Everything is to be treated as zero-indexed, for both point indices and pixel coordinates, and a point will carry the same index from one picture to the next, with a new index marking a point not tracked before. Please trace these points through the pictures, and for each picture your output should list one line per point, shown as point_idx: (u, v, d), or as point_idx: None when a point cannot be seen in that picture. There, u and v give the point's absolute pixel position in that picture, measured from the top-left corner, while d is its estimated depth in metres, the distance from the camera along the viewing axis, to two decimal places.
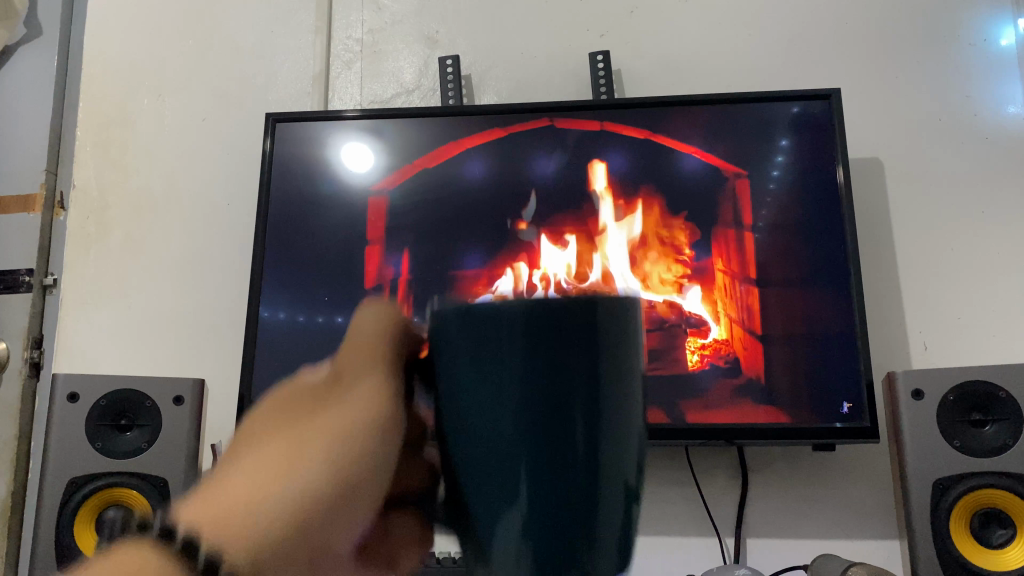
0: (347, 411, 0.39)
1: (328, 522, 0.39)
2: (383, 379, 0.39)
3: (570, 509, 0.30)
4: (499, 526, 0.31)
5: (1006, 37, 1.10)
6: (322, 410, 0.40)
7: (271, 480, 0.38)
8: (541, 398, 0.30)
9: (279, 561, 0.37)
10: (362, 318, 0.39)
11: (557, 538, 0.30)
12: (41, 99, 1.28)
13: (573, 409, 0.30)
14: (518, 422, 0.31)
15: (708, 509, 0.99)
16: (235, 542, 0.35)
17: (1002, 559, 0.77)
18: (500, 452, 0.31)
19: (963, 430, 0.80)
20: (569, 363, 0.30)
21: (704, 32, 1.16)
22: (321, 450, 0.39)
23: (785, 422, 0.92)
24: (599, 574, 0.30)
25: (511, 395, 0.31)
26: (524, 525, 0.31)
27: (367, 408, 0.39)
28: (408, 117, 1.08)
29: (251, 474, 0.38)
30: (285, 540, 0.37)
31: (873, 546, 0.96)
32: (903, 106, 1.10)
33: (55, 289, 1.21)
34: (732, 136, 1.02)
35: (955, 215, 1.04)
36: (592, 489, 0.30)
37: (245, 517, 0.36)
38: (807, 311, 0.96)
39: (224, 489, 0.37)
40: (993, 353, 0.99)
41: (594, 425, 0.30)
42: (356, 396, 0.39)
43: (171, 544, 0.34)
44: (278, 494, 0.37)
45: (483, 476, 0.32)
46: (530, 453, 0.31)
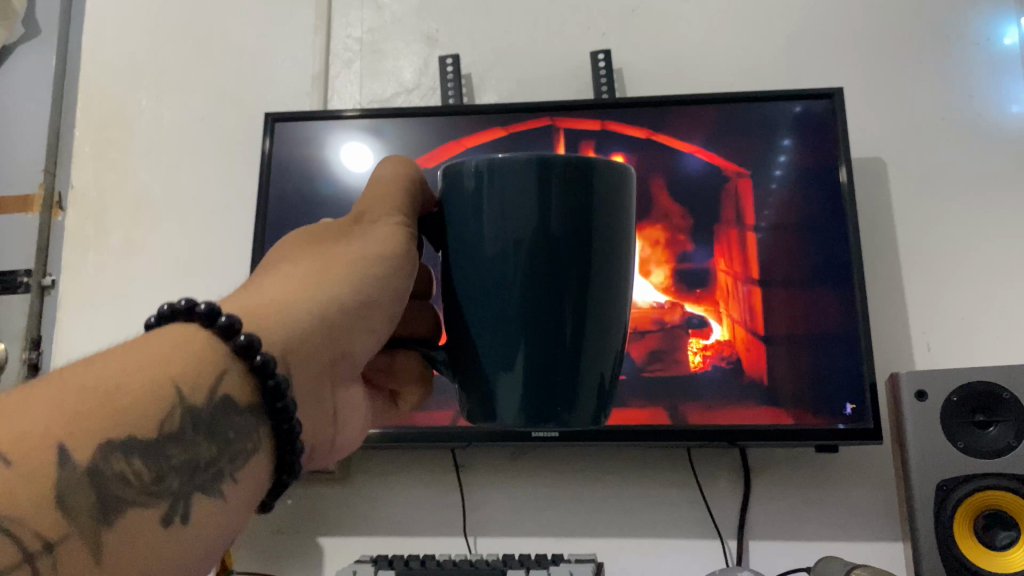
0: (368, 241, 0.48)
1: (365, 314, 0.47)
2: (401, 221, 0.49)
3: (561, 342, 0.42)
4: (502, 370, 0.43)
5: (1009, 36, 1.09)
6: (350, 240, 0.49)
7: (305, 288, 0.45)
8: (542, 254, 0.42)
9: (307, 353, 0.43)
10: (381, 169, 0.51)
11: (550, 369, 0.43)
12: (40, 99, 1.27)
13: (568, 257, 0.42)
14: (521, 269, 0.42)
15: (710, 511, 0.98)
16: (277, 325, 0.42)
17: (1009, 560, 0.76)
18: (504, 298, 0.43)
19: (967, 431, 0.79)
20: (565, 230, 0.42)
21: (705, 31, 1.16)
22: (337, 280, 0.46)
23: (788, 423, 0.92)
24: (576, 420, 0.43)
25: (515, 256, 0.43)
26: (523, 366, 0.43)
27: (385, 240, 0.48)
28: (407, 117, 1.08)
29: (289, 281, 0.45)
30: (326, 332, 0.44)
31: (877, 548, 0.95)
32: (906, 105, 1.09)
33: (54, 289, 1.20)
34: (734, 135, 1.02)
35: (958, 214, 1.04)
36: (576, 347, 0.43)
37: (293, 304, 0.44)
38: (810, 311, 0.95)
39: (264, 290, 0.44)
40: (996, 353, 0.99)
41: (581, 287, 0.42)
42: (376, 231, 0.49)
43: (213, 326, 0.38)
44: (322, 294, 0.45)
45: (491, 324, 0.43)
46: (529, 300, 0.42)
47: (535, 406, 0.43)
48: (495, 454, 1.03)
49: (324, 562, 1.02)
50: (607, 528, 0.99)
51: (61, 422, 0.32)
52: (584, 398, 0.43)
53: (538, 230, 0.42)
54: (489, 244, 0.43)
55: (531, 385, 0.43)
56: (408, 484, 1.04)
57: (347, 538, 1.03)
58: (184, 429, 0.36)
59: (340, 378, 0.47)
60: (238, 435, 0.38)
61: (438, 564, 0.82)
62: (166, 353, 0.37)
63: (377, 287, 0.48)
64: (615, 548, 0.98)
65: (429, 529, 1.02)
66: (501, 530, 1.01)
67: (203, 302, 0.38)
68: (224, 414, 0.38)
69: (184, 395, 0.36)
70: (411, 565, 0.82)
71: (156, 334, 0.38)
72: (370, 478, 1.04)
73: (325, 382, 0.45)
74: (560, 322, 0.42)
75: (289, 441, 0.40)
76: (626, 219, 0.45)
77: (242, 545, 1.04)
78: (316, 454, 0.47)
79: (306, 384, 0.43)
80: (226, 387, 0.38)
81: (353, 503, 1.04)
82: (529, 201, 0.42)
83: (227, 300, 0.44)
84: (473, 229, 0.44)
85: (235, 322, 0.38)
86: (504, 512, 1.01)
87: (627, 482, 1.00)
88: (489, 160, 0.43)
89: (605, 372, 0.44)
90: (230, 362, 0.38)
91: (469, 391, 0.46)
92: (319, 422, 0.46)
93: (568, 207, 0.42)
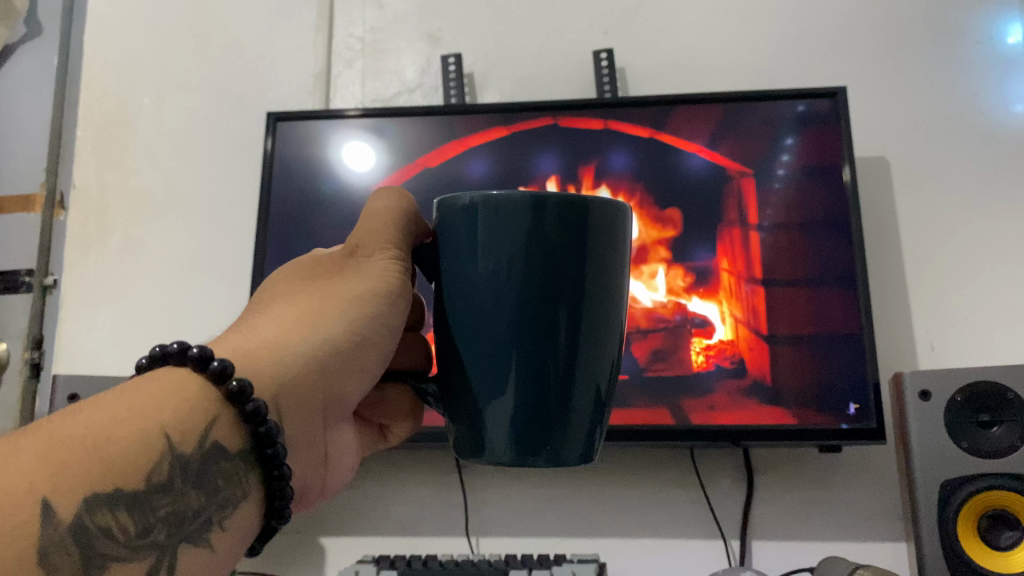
0: (361, 278, 0.49)
1: (357, 357, 0.49)
2: (395, 256, 0.49)
3: (551, 380, 0.42)
4: (493, 403, 0.43)
5: (1013, 35, 1.09)
6: (345, 275, 0.50)
7: (298, 328, 0.47)
8: (537, 279, 0.42)
9: (296, 394, 0.46)
10: (376, 199, 0.50)
11: (538, 406, 0.42)
12: (41, 98, 1.27)
13: (561, 297, 0.42)
14: (515, 294, 0.42)
15: (714, 513, 0.98)
16: (268, 370, 0.45)
17: (1013, 560, 0.76)
18: (496, 334, 0.43)
19: (971, 431, 0.79)
20: (560, 267, 0.42)
21: (708, 29, 1.15)
22: (329, 316, 0.48)
23: (792, 424, 0.92)
24: (570, 447, 0.43)
25: (508, 281, 0.42)
26: (513, 402, 0.43)
27: (379, 277, 0.49)
28: (408, 116, 1.07)
29: (285, 319, 0.47)
30: (317, 373, 0.47)
31: (880, 549, 0.95)
32: (909, 104, 1.09)
33: (55, 289, 1.21)
34: (738, 135, 1.01)
35: (962, 214, 1.03)
36: (570, 373, 0.43)
37: (285, 345, 0.46)
38: (815, 310, 0.95)
39: (259, 330, 0.47)
40: (1000, 353, 0.98)
41: (573, 322, 0.42)
42: (370, 267, 0.49)
43: (206, 370, 0.41)
44: (313, 335, 0.47)
45: (483, 357, 0.43)
46: (520, 337, 0.42)
47: (525, 442, 0.43)
48: None
49: (325, 561, 1.02)
50: (610, 528, 0.99)
51: (47, 474, 0.35)
52: (573, 436, 0.43)
53: (531, 269, 0.42)
54: (483, 279, 0.43)
55: (522, 420, 0.43)
56: (409, 484, 1.04)
57: (349, 538, 1.02)
58: (172, 479, 0.39)
59: (332, 418, 0.50)
60: (226, 483, 0.42)
61: (440, 564, 0.82)
62: (156, 402, 0.40)
63: (370, 328, 0.49)
64: (617, 548, 0.98)
65: (430, 529, 1.02)
66: (503, 530, 1.00)
67: (196, 346, 0.42)
68: (212, 462, 0.41)
69: (173, 444, 0.39)
70: (413, 565, 0.82)
71: (151, 377, 0.41)
72: (372, 478, 1.04)
73: (316, 423, 0.48)
74: (551, 360, 0.42)
75: (278, 487, 0.44)
76: (620, 259, 0.44)
77: None
78: (305, 492, 0.50)
79: (296, 424, 0.46)
80: (216, 434, 0.42)
81: (354, 503, 1.04)
82: (523, 240, 0.42)
83: (223, 342, 0.46)
84: (468, 263, 0.44)
85: (228, 365, 0.41)
86: (505, 512, 1.01)
87: (629, 482, 1.00)
88: (484, 197, 0.43)
89: (594, 413, 0.44)
90: (221, 407, 0.42)
91: (460, 422, 0.45)
92: (308, 459, 0.49)
93: (562, 247, 0.42)
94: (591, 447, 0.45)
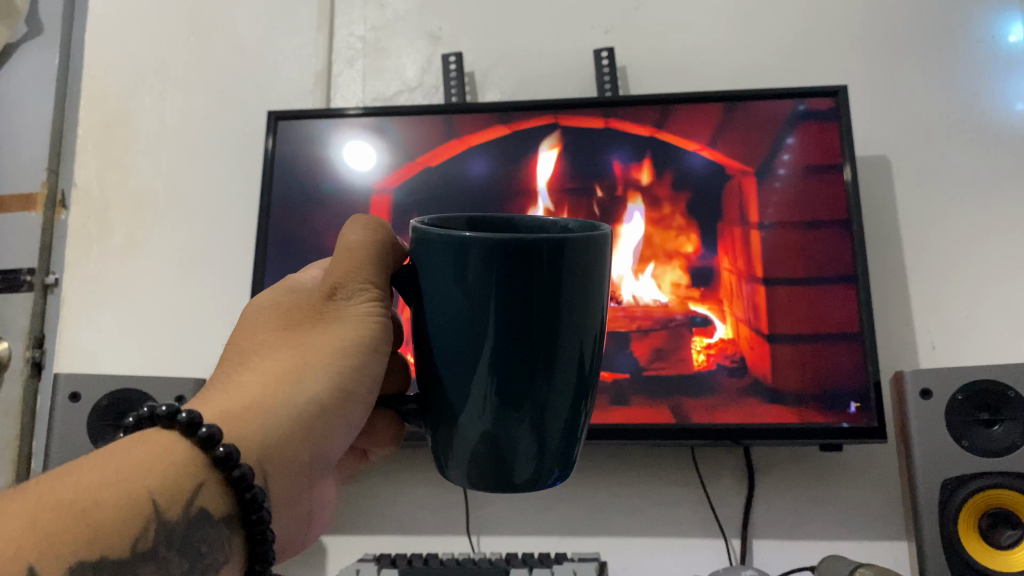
0: (342, 328, 0.50)
1: (340, 410, 0.50)
2: (374, 300, 0.50)
3: (523, 415, 0.42)
4: (469, 418, 0.43)
5: (1014, 33, 1.09)
6: (325, 322, 0.50)
7: (281, 387, 0.48)
8: (509, 297, 0.40)
9: (282, 455, 0.48)
10: (348, 231, 0.50)
11: (510, 437, 0.42)
12: (42, 96, 1.27)
13: (534, 337, 0.41)
14: (488, 312, 0.41)
15: (714, 511, 0.98)
16: (254, 433, 0.46)
17: (1013, 559, 0.76)
18: (469, 371, 0.42)
19: (972, 430, 0.79)
20: (534, 284, 0.40)
21: (708, 28, 1.15)
22: (314, 369, 0.49)
23: (793, 423, 0.92)
24: (549, 450, 0.43)
25: (481, 298, 0.41)
26: (490, 415, 0.42)
27: (361, 324, 0.50)
28: (407, 116, 1.07)
29: (269, 373, 0.48)
30: (301, 432, 0.48)
31: (882, 547, 0.95)
32: (910, 103, 1.09)
33: (56, 289, 1.20)
34: (740, 134, 1.01)
35: (963, 213, 1.03)
36: (547, 383, 0.42)
37: (270, 404, 0.47)
38: (817, 310, 0.94)
39: (242, 388, 0.48)
40: (1000, 352, 0.98)
41: (549, 336, 0.41)
42: (351, 314, 0.50)
43: (194, 436, 0.43)
44: (300, 394, 0.48)
45: (459, 375, 0.43)
46: (491, 375, 0.42)
47: (502, 453, 0.43)
48: None
49: (327, 560, 1.02)
50: (611, 527, 0.99)
51: (33, 542, 0.37)
52: (549, 445, 0.43)
53: (503, 306, 0.40)
54: (455, 317, 0.42)
55: (493, 449, 0.43)
56: (410, 483, 1.04)
57: (350, 536, 1.03)
58: (156, 547, 0.42)
59: (319, 470, 0.52)
60: (209, 548, 0.44)
61: (441, 563, 0.82)
62: (144, 468, 0.42)
63: (354, 379, 0.50)
64: (618, 547, 0.98)
65: (431, 527, 1.02)
66: (504, 529, 1.01)
67: (185, 411, 0.43)
68: (198, 528, 0.43)
69: (160, 510, 0.41)
70: (413, 564, 0.82)
71: (144, 440, 0.44)
72: (372, 476, 1.04)
73: (301, 478, 0.50)
74: (525, 397, 0.42)
75: (260, 549, 0.46)
76: (598, 289, 0.42)
77: None
78: (290, 537, 0.52)
79: (281, 486, 0.48)
80: (202, 500, 0.44)
81: (354, 501, 1.04)
82: (495, 284, 0.40)
83: (205, 403, 0.47)
84: (442, 299, 0.42)
85: (215, 434, 0.43)
86: (505, 511, 1.01)
87: (630, 481, 1.00)
88: (455, 238, 0.41)
89: (566, 438, 0.44)
90: (209, 472, 0.44)
91: (436, 438, 0.46)
92: (291, 515, 0.51)
93: (537, 289, 0.40)
94: (565, 464, 0.45)
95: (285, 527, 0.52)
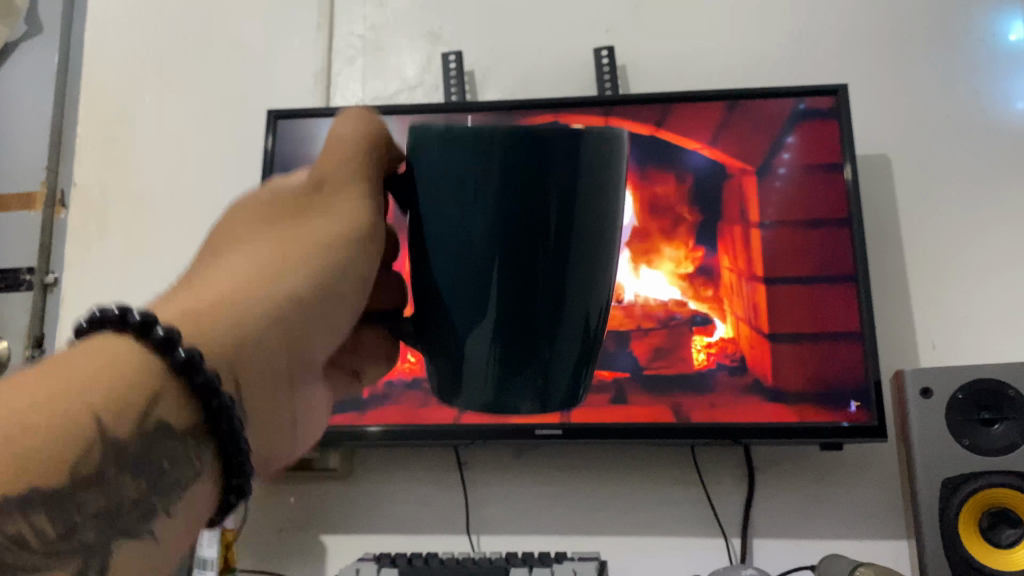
0: (332, 219, 0.44)
1: (329, 311, 0.44)
2: (364, 193, 0.45)
3: (533, 334, 0.42)
4: (475, 354, 0.43)
5: (1015, 32, 1.09)
6: (311, 216, 0.45)
7: (264, 283, 0.41)
8: (520, 225, 0.40)
9: (258, 359, 0.39)
10: (337, 127, 0.46)
11: (517, 365, 0.42)
12: (42, 95, 1.26)
13: (544, 261, 0.40)
14: (498, 241, 0.40)
15: (714, 510, 0.98)
16: (227, 329, 0.38)
17: (1014, 559, 0.76)
18: (476, 294, 0.42)
19: (973, 429, 0.79)
20: (547, 211, 0.40)
21: (709, 26, 1.15)
22: (296, 264, 0.43)
23: (794, 422, 0.91)
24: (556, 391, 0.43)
25: (491, 226, 0.40)
26: (497, 349, 0.42)
27: (351, 217, 0.44)
28: (407, 115, 1.07)
29: (247, 268, 0.42)
30: (281, 335, 0.41)
31: (882, 546, 0.95)
32: (911, 102, 1.08)
33: (55, 288, 1.18)
34: (740, 133, 1.01)
35: (963, 211, 1.03)
36: (556, 317, 0.41)
37: (247, 300, 0.40)
38: (818, 309, 0.94)
39: (213, 284, 0.41)
40: (1001, 350, 0.98)
41: (560, 267, 0.41)
42: (339, 205, 0.45)
43: (150, 339, 0.34)
44: (277, 289, 0.41)
45: (465, 309, 0.42)
46: (501, 299, 0.41)
47: (509, 389, 0.43)
48: (498, 452, 1.03)
49: (327, 559, 1.02)
50: (612, 526, 0.99)
51: None
52: (557, 382, 0.43)
53: (514, 235, 0.40)
54: (462, 245, 0.41)
55: (500, 383, 0.43)
56: (409, 482, 1.04)
57: (350, 535, 1.02)
58: (102, 472, 0.33)
59: (301, 380, 0.43)
60: (174, 466, 0.35)
61: (441, 562, 0.82)
62: (82, 380, 0.32)
63: (342, 278, 0.44)
64: (619, 546, 0.98)
65: (431, 527, 1.02)
66: (504, 528, 1.00)
67: (137, 310, 0.35)
68: (160, 446, 0.34)
69: (104, 430, 0.32)
70: (413, 563, 0.82)
71: (87, 346, 0.34)
72: (372, 475, 1.04)
73: (280, 385, 0.41)
74: (534, 325, 0.41)
75: (235, 463, 0.37)
76: (613, 224, 0.42)
77: (244, 544, 1.04)
78: (271, 463, 0.42)
79: (258, 395, 0.39)
80: (161, 412, 0.34)
81: (354, 501, 1.04)
82: (505, 209, 0.40)
83: (170, 301, 0.40)
84: (446, 220, 0.41)
85: (174, 335, 0.34)
86: (505, 509, 1.01)
87: (631, 480, 1.00)
88: (466, 163, 0.40)
89: (575, 362, 0.43)
90: (165, 381, 0.34)
91: (439, 369, 0.45)
92: (268, 431, 0.41)
93: (553, 199, 0.40)
94: (570, 401, 0.45)
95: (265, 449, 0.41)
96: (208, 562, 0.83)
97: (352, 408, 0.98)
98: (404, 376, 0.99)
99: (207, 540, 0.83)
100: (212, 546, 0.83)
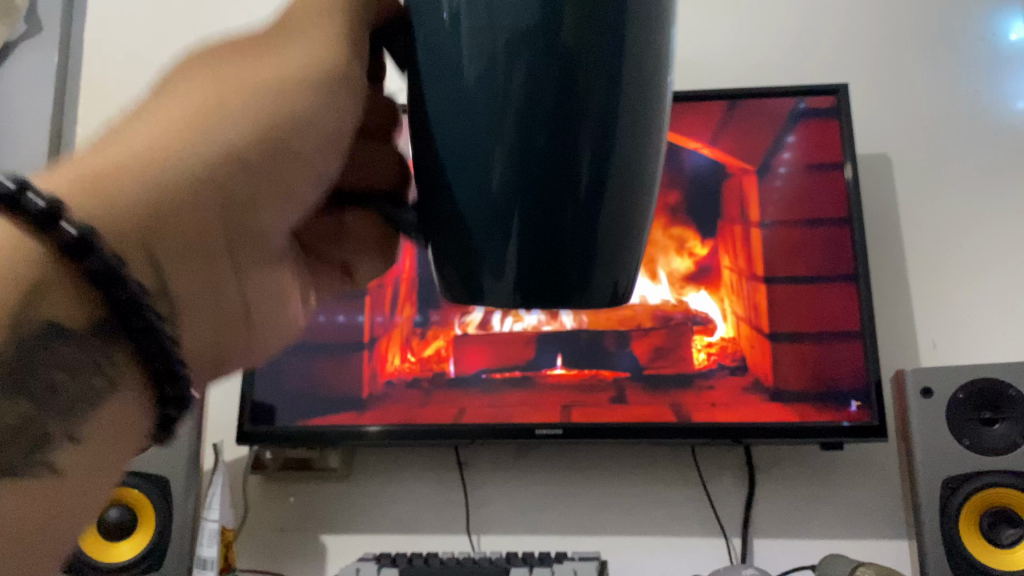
0: (287, 62, 0.34)
1: (279, 173, 0.33)
2: (338, 34, 0.35)
3: (564, 214, 0.32)
4: (493, 248, 0.33)
5: (1015, 32, 1.09)
6: (263, 60, 0.34)
7: (189, 130, 0.30)
8: (552, 67, 0.30)
9: (185, 240, 0.30)
10: None
11: (546, 248, 0.32)
12: (42, 95, 1.26)
13: (581, 106, 0.30)
14: (522, 89, 0.30)
15: (715, 510, 0.97)
16: (140, 199, 0.28)
17: (1014, 558, 0.76)
18: (485, 157, 0.32)
19: (974, 428, 0.79)
20: (587, 50, 0.30)
21: (709, 26, 1.15)
22: (225, 116, 0.31)
23: (795, 422, 0.91)
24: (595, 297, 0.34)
25: (513, 69, 0.30)
26: (523, 240, 0.32)
27: (315, 59, 0.34)
28: None
29: (169, 117, 0.31)
30: (220, 208, 0.31)
31: (883, 546, 0.95)
32: (912, 101, 1.08)
33: None
34: (741, 132, 1.01)
35: (964, 211, 1.03)
36: (597, 197, 0.32)
37: (170, 163, 0.29)
38: (820, 308, 0.94)
39: (124, 141, 0.30)
40: (1001, 350, 0.98)
41: (602, 127, 0.31)
42: (301, 44, 0.34)
43: (19, 213, 0.25)
44: (210, 146, 0.31)
45: (480, 189, 0.32)
46: (520, 162, 0.31)
47: (539, 293, 0.33)
48: (498, 452, 1.03)
49: (327, 559, 1.02)
50: (612, 526, 0.99)
51: None
52: (598, 283, 0.33)
53: (543, 80, 0.30)
54: (478, 102, 0.31)
55: (527, 285, 0.33)
56: (409, 481, 1.03)
57: (349, 535, 1.02)
58: None
59: (247, 260, 0.34)
60: (75, 376, 0.28)
61: (441, 562, 0.82)
62: None
63: (302, 134, 0.34)
64: (619, 546, 0.98)
65: (431, 526, 1.02)
66: (504, 528, 1.00)
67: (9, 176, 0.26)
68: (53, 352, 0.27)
69: None
70: (413, 563, 0.82)
71: None
72: (373, 475, 1.04)
73: (223, 269, 0.32)
74: (566, 204, 0.32)
75: (164, 373, 0.29)
76: (662, 76, 0.32)
77: (244, 544, 1.04)
78: (225, 368, 0.34)
79: (191, 287, 0.30)
80: (51, 311, 0.26)
81: (355, 500, 1.03)
82: (532, 45, 0.30)
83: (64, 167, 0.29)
84: (450, 76, 0.32)
85: (58, 205, 0.25)
86: (505, 509, 1.01)
87: (631, 480, 1.00)
88: None
89: (619, 256, 0.33)
90: (53, 271, 0.26)
91: (447, 269, 0.35)
92: (213, 325, 0.33)
93: (593, 31, 0.30)
94: (615, 291, 0.34)
95: (200, 346, 0.32)
96: (209, 561, 0.83)
97: (352, 408, 0.98)
98: (404, 376, 0.98)
99: (206, 539, 0.84)
100: (211, 545, 0.83)
